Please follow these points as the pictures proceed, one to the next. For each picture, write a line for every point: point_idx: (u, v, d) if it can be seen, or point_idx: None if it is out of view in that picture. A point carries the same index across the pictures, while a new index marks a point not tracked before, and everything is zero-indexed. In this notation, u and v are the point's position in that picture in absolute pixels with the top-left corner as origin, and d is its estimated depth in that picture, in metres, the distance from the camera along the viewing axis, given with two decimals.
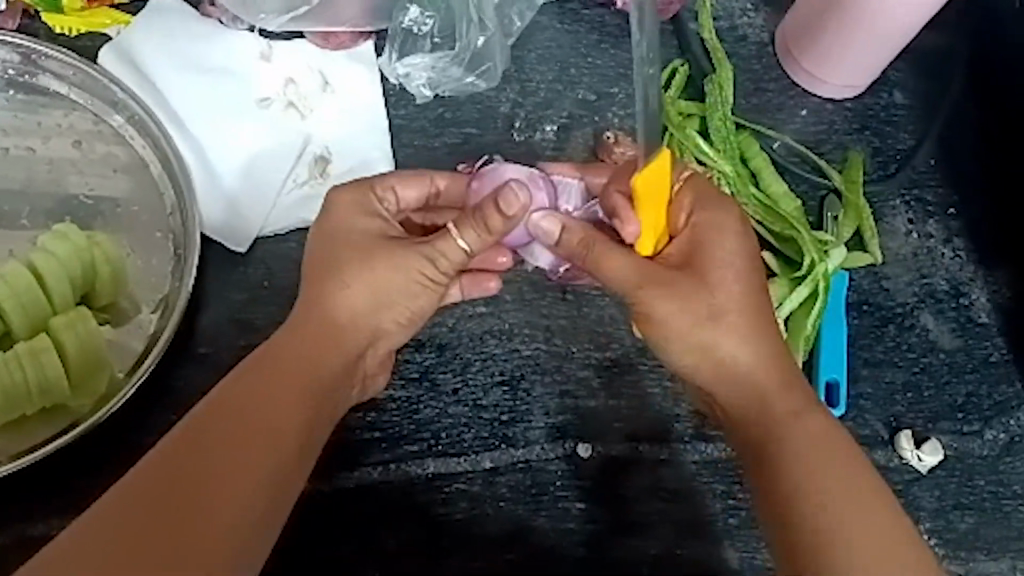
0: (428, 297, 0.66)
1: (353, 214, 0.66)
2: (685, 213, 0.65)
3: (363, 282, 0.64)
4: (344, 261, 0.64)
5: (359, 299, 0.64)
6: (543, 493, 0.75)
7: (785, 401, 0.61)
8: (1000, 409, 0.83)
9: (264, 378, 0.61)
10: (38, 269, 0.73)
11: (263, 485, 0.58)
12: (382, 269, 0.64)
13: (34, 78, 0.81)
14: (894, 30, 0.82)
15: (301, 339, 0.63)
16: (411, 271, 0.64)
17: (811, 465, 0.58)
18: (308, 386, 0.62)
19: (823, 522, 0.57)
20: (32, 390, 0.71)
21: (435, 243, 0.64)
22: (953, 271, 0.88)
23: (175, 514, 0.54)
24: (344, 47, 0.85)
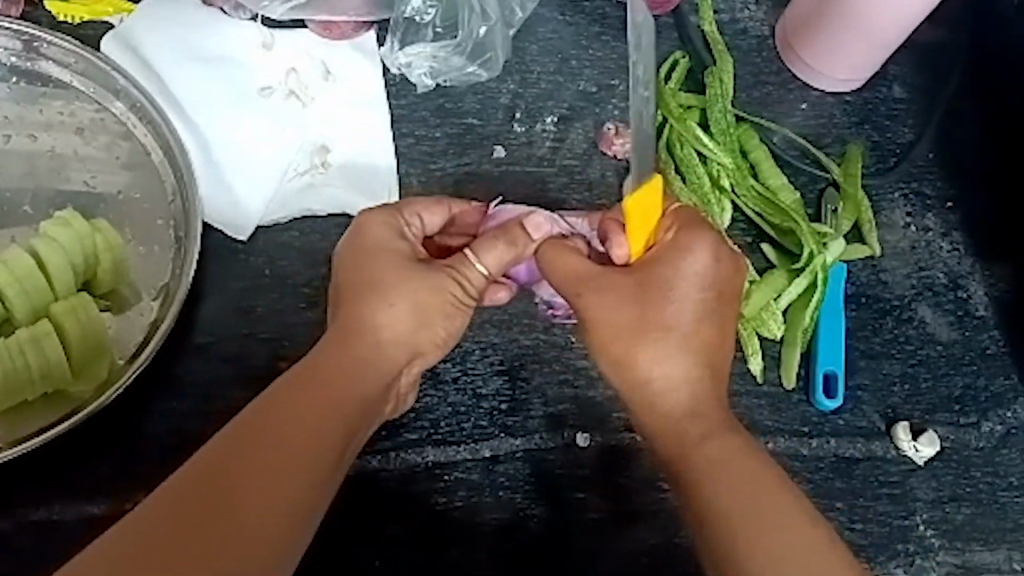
0: (460, 316, 0.66)
1: (387, 232, 0.65)
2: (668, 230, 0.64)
3: (404, 300, 0.63)
4: (382, 276, 0.64)
5: (400, 318, 0.63)
6: (541, 482, 0.76)
7: (705, 412, 0.61)
8: (997, 402, 0.84)
9: (303, 393, 0.60)
10: (41, 256, 0.73)
11: (287, 505, 0.56)
12: (419, 290, 0.63)
13: (35, 65, 0.81)
14: (894, 25, 0.83)
15: (341, 357, 0.62)
16: (443, 291, 0.64)
17: (727, 473, 0.58)
18: (343, 407, 0.61)
19: (740, 529, 0.56)
20: (34, 375, 0.71)
21: (460, 268, 0.65)
22: (951, 265, 0.88)
23: (205, 529, 0.53)
24: (347, 37, 0.85)
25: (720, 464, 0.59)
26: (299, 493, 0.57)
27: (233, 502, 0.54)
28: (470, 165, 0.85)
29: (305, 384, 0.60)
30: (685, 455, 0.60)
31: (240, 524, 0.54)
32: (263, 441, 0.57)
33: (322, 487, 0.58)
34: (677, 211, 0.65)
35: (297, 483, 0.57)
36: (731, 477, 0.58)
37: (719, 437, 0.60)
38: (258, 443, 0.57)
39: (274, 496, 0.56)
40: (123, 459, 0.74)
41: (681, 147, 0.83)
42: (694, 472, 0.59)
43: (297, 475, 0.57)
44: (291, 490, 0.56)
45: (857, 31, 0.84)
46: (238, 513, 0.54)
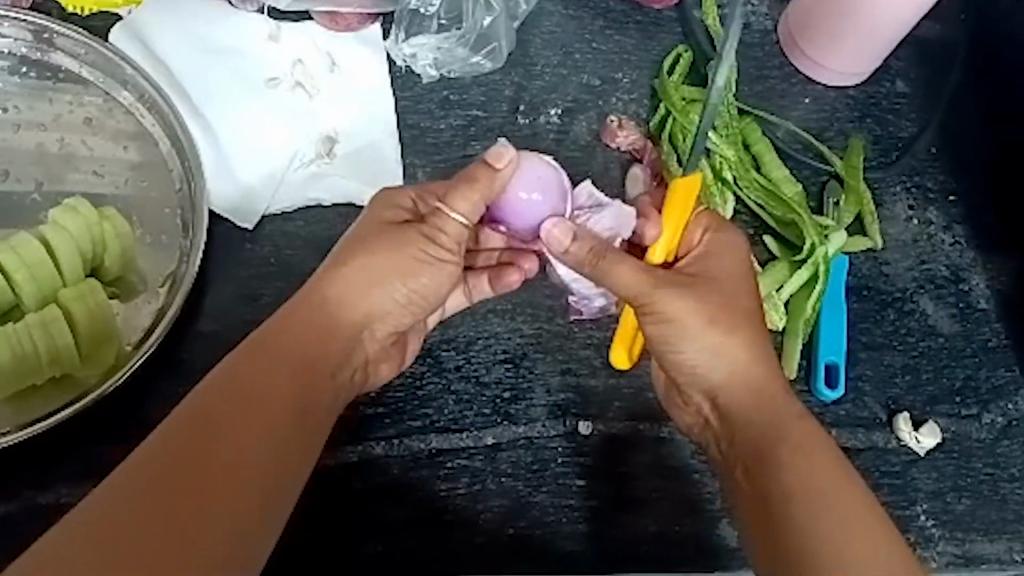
0: (432, 273, 0.68)
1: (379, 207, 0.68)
2: (700, 231, 0.69)
3: (375, 263, 0.66)
4: (357, 243, 0.67)
5: (371, 286, 0.67)
6: (544, 469, 0.76)
7: (770, 394, 0.64)
8: (998, 394, 0.84)
9: (271, 363, 0.62)
10: (49, 241, 0.74)
11: (261, 469, 0.59)
12: (387, 254, 0.66)
13: (45, 56, 0.82)
14: (894, 19, 0.84)
15: (310, 326, 0.65)
16: (413, 249, 0.67)
17: (803, 453, 0.61)
18: (309, 370, 0.63)
19: (805, 497, 0.59)
20: (43, 359, 0.72)
21: (432, 222, 0.68)
22: (954, 258, 0.88)
23: (187, 500, 0.55)
24: (353, 29, 0.86)
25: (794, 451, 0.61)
26: (271, 463, 0.59)
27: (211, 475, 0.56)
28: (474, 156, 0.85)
29: (268, 355, 0.62)
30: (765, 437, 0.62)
31: (217, 496, 0.56)
32: (234, 412, 0.59)
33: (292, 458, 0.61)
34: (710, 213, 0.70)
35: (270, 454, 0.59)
36: (803, 460, 0.60)
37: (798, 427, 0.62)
38: (227, 413, 0.59)
39: (249, 467, 0.58)
40: (129, 444, 0.74)
41: (684, 139, 0.83)
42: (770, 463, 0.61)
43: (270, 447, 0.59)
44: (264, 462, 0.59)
45: (856, 26, 0.85)
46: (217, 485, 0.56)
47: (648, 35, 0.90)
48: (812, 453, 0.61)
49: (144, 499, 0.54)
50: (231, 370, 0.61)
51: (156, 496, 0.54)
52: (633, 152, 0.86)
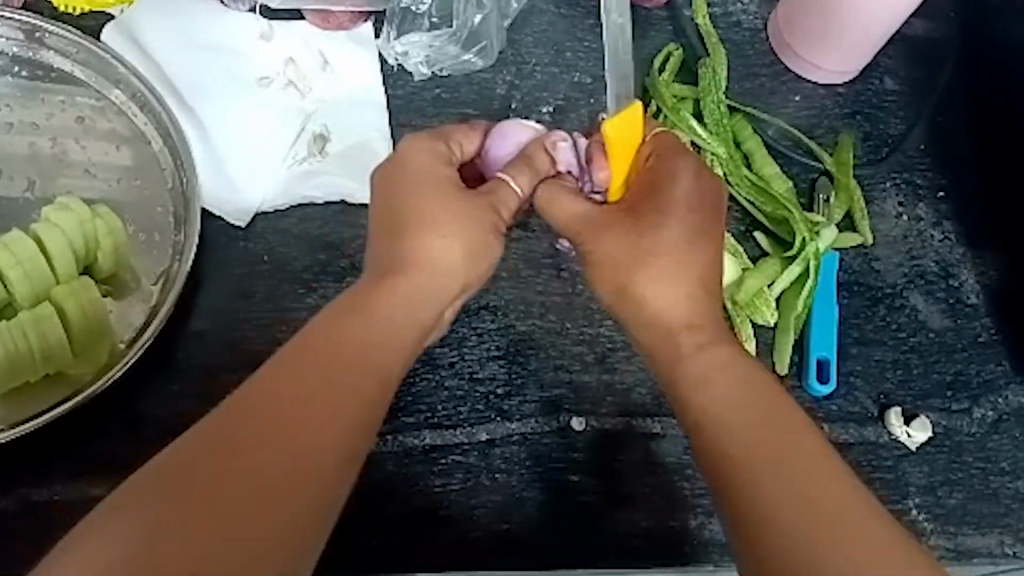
0: (496, 244, 0.65)
1: (429, 155, 0.65)
2: (648, 156, 0.66)
3: (452, 230, 0.63)
4: (428, 205, 0.63)
5: (449, 251, 0.63)
6: (537, 465, 0.76)
7: (710, 352, 0.59)
8: (988, 388, 0.85)
9: (338, 333, 0.57)
10: (41, 239, 0.74)
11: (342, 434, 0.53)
12: (458, 218, 0.63)
13: (37, 55, 0.82)
14: (881, 20, 0.85)
15: (381, 298, 0.60)
16: (485, 219, 0.64)
17: (754, 426, 0.55)
18: (389, 333, 0.59)
19: (758, 475, 0.52)
20: (36, 357, 0.72)
21: (500, 189, 0.66)
22: (943, 253, 0.89)
23: (242, 476, 0.49)
24: (345, 28, 0.86)
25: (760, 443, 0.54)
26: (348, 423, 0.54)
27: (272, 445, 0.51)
28: None
29: (344, 322, 0.58)
30: (713, 416, 0.56)
31: (277, 470, 0.50)
32: (298, 381, 0.54)
33: (367, 435, 0.55)
34: (656, 138, 0.67)
35: (342, 425, 0.53)
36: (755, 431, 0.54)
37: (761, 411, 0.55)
38: (296, 380, 0.54)
39: (319, 434, 0.52)
40: (122, 442, 0.74)
41: (675, 136, 0.84)
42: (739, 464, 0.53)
43: (340, 419, 0.53)
44: (334, 433, 0.53)
45: (844, 27, 0.86)
46: (279, 458, 0.50)
47: (639, 34, 0.91)
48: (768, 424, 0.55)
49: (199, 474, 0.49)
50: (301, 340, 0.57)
51: (209, 472, 0.49)
52: None
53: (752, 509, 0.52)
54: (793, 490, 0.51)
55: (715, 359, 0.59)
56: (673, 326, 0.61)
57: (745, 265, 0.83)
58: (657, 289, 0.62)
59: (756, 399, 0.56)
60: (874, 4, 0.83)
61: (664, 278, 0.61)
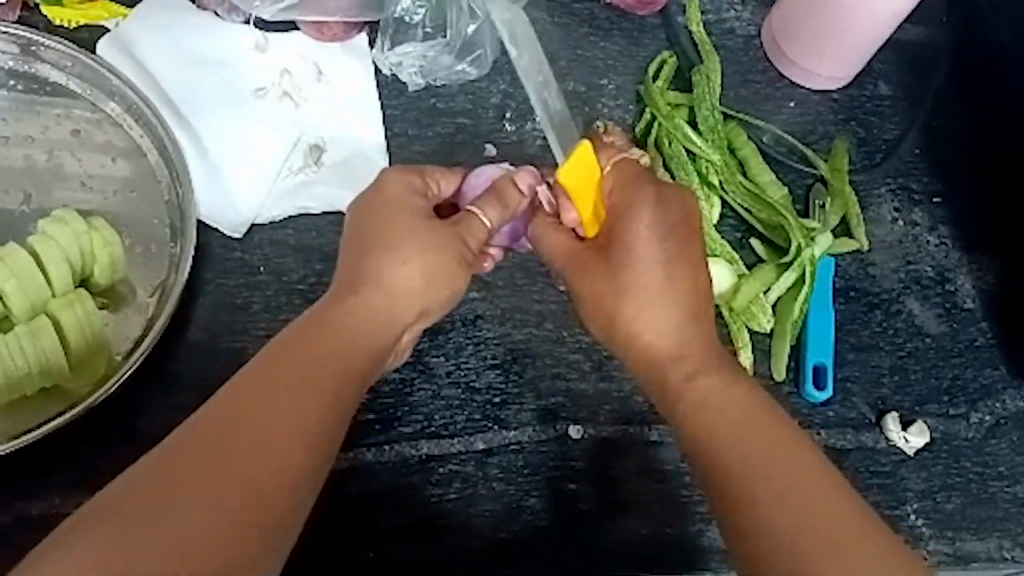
0: (462, 274, 0.66)
1: (404, 189, 0.67)
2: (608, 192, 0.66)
3: (416, 258, 0.64)
4: (396, 235, 0.64)
5: (411, 278, 0.64)
6: (535, 474, 0.76)
7: (707, 373, 0.62)
8: (986, 392, 0.85)
9: (299, 355, 0.59)
10: (38, 252, 0.73)
11: (307, 446, 0.55)
12: (427, 247, 0.64)
13: (33, 69, 0.83)
14: (866, 39, 0.86)
15: (342, 321, 0.62)
16: (453, 249, 0.65)
17: (751, 440, 0.57)
18: (354, 352, 0.61)
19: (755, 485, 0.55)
20: (32, 372, 0.72)
21: (467, 221, 0.66)
22: (939, 259, 0.89)
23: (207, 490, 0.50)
24: (339, 39, 0.87)
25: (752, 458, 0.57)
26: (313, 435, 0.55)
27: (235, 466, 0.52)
28: (462, 163, 0.86)
29: (312, 339, 0.60)
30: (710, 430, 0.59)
31: (241, 489, 0.51)
32: (260, 403, 0.55)
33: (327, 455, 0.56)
34: (614, 168, 0.67)
35: (300, 449, 0.55)
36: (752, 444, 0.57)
37: (752, 424, 0.58)
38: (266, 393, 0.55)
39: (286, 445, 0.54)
40: (120, 454, 0.74)
41: (669, 144, 0.84)
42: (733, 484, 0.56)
43: (300, 442, 0.55)
44: (290, 458, 0.54)
45: (833, 41, 0.87)
46: (242, 479, 0.52)
47: (633, 42, 0.91)
48: (765, 439, 0.57)
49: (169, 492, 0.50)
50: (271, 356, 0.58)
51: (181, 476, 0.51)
52: None
53: (753, 516, 0.55)
54: (787, 498, 0.54)
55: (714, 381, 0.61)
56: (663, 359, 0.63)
57: (741, 271, 0.83)
58: (648, 324, 0.63)
59: (748, 416, 0.59)
60: (859, 26, 0.85)
61: (653, 313, 0.63)
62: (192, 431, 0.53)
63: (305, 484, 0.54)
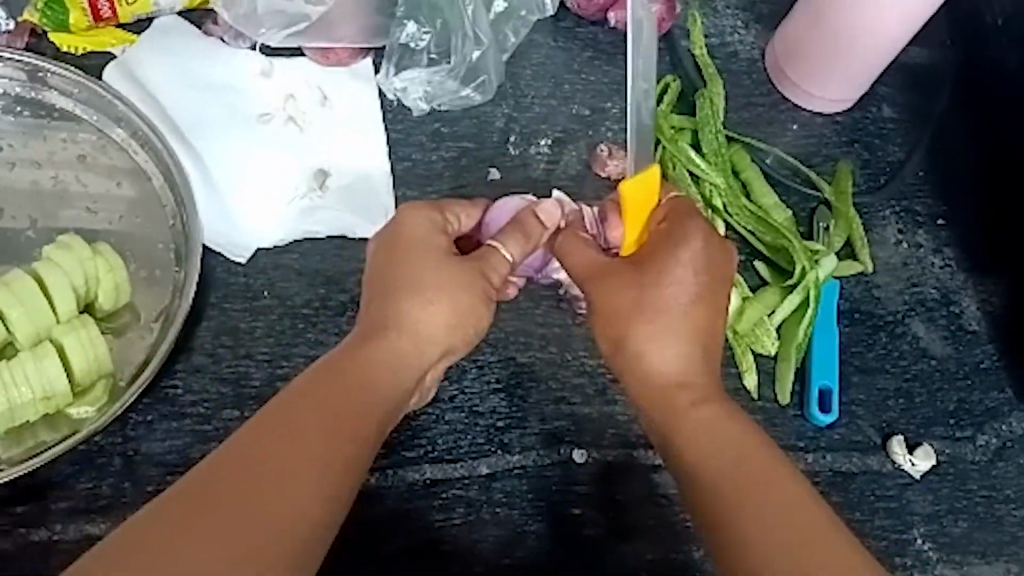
0: (485, 309, 0.66)
1: (425, 227, 0.67)
2: (659, 220, 0.67)
3: (440, 299, 0.64)
4: (418, 273, 0.65)
5: (433, 318, 0.65)
6: (539, 498, 0.76)
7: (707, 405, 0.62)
8: (992, 415, 0.84)
9: (322, 399, 0.60)
10: (42, 278, 0.74)
11: (323, 490, 0.56)
12: (450, 289, 0.64)
13: (40, 95, 0.83)
14: (872, 63, 0.87)
15: (366, 363, 0.63)
16: (476, 286, 0.65)
17: (739, 474, 0.58)
18: (375, 394, 0.62)
19: (741, 520, 0.56)
20: (35, 397, 0.72)
21: (489, 257, 0.66)
22: (944, 280, 0.89)
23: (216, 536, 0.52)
24: (344, 64, 0.87)
25: (729, 478, 0.58)
26: (330, 480, 0.57)
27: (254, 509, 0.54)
28: (466, 188, 0.86)
29: (333, 380, 0.61)
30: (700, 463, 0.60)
31: (252, 535, 0.53)
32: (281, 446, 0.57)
33: (343, 496, 0.58)
34: (671, 202, 0.68)
35: (317, 491, 0.56)
36: (741, 478, 0.58)
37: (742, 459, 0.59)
38: (284, 437, 0.57)
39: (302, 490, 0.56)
40: (124, 478, 0.75)
41: (673, 166, 0.84)
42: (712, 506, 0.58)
43: (317, 484, 0.56)
44: (308, 502, 0.56)
45: (838, 65, 0.87)
46: (257, 523, 0.53)
47: None
48: (756, 475, 0.58)
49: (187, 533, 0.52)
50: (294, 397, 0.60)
51: (192, 521, 0.53)
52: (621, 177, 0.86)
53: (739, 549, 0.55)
54: (773, 533, 0.55)
55: (711, 412, 0.62)
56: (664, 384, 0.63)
57: (745, 294, 0.83)
58: (653, 348, 0.63)
59: (739, 450, 0.59)
60: (867, 49, 0.85)
61: (660, 338, 0.63)
62: (213, 472, 0.55)
63: (323, 526, 0.56)
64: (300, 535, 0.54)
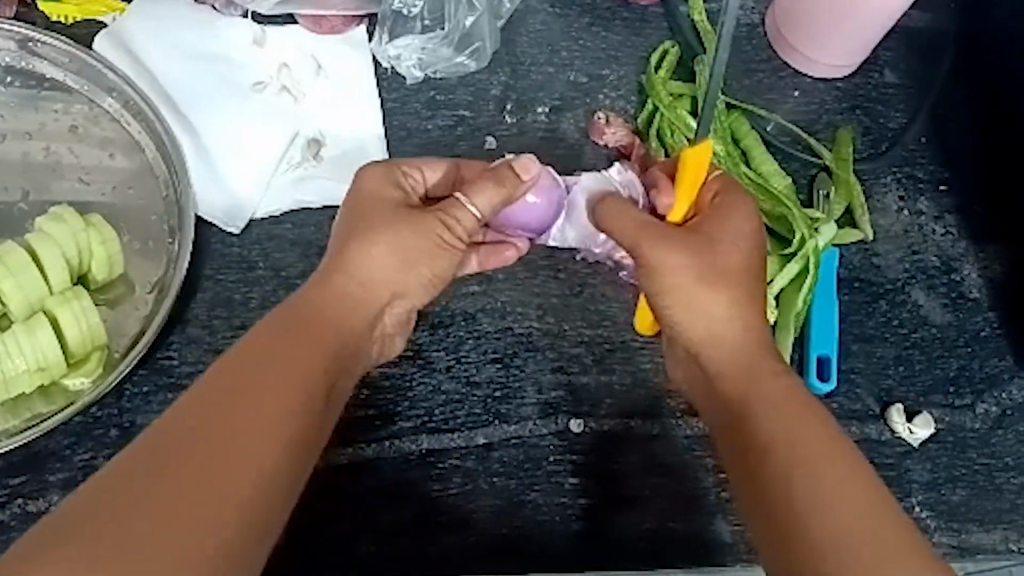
0: (447, 258, 0.68)
1: (379, 186, 0.68)
2: (712, 191, 0.69)
3: (391, 243, 0.65)
4: (370, 224, 0.66)
5: (387, 264, 0.65)
6: (536, 468, 0.76)
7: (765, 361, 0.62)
8: (992, 383, 0.84)
9: (286, 339, 0.60)
10: (34, 249, 0.74)
11: (287, 440, 0.56)
12: (403, 235, 0.66)
13: (29, 65, 0.83)
14: (868, 29, 0.86)
15: (320, 311, 0.63)
16: (429, 234, 0.66)
17: (791, 426, 0.58)
18: (335, 340, 0.62)
19: (790, 471, 0.56)
20: (30, 369, 0.72)
21: (449, 211, 0.67)
22: (945, 248, 0.88)
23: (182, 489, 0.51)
24: (338, 32, 0.86)
25: (788, 444, 0.57)
26: (294, 427, 0.57)
27: (234, 444, 0.53)
28: (461, 156, 0.85)
29: (295, 323, 0.61)
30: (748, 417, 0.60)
31: (221, 486, 0.52)
32: (243, 390, 0.56)
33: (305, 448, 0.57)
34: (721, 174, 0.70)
35: (281, 439, 0.55)
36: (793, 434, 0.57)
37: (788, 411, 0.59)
38: (248, 381, 0.56)
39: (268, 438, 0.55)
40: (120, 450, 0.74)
41: (671, 134, 0.83)
42: (765, 469, 0.57)
43: (281, 431, 0.56)
44: (275, 444, 0.55)
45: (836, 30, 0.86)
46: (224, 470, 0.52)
47: (634, 32, 0.90)
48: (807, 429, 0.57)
49: (165, 478, 0.51)
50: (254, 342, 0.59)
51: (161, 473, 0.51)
52: (620, 148, 0.85)
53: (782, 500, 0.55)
54: (818, 489, 0.54)
55: (768, 369, 0.62)
56: (741, 351, 0.63)
57: None
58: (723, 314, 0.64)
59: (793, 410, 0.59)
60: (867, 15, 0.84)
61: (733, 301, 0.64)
62: (187, 408, 0.54)
63: (290, 471, 0.55)
64: (263, 483, 0.54)
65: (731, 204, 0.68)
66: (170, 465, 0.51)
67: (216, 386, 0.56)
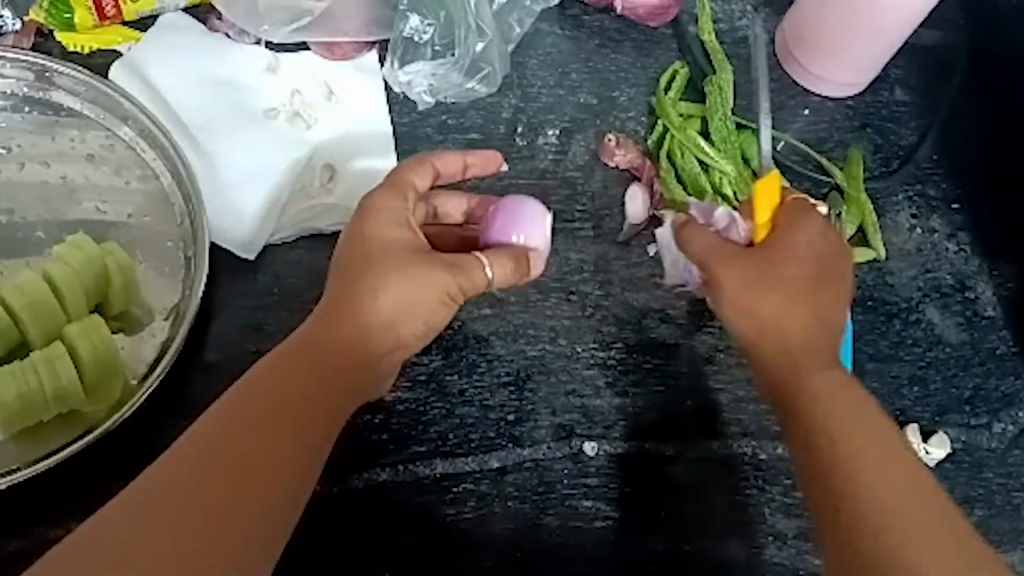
0: (446, 310, 0.67)
1: (393, 218, 0.65)
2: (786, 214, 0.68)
3: (399, 286, 0.64)
4: (383, 262, 0.64)
5: (391, 304, 0.64)
6: (550, 491, 0.76)
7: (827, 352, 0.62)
8: (1009, 402, 0.83)
9: (297, 370, 0.61)
10: (54, 279, 0.74)
11: (291, 473, 0.58)
12: (415, 282, 0.64)
13: (46, 95, 0.84)
14: (879, 46, 0.86)
15: (333, 340, 0.62)
16: (438, 288, 0.65)
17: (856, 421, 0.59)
18: (343, 370, 0.62)
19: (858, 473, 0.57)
20: (49, 398, 0.72)
21: (468, 271, 0.66)
22: (959, 266, 0.88)
23: (188, 526, 0.53)
24: (349, 58, 0.88)
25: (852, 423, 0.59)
26: (297, 459, 0.58)
27: (238, 479, 0.55)
28: None
29: (307, 354, 0.61)
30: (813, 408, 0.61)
31: (221, 523, 0.54)
32: (250, 417, 0.57)
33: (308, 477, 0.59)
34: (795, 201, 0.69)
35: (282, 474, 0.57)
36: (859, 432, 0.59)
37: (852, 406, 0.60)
38: (256, 414, 0.58)
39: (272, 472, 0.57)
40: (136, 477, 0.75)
41: (681, 157, 0.84)
42: (831, 466, 0.58)
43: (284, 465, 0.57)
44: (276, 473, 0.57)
45: (846, 49, 0.86)
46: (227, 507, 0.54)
47: (644, 53, 0.91)
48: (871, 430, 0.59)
49: (164, 513, 0.53)
50: (267, 371, 0.60)
51: (165, 508, 0.53)
52: (632, 169, 0.86)
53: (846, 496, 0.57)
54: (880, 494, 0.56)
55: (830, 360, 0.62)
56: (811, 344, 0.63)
57: None
58: (790, 320, 0.63)
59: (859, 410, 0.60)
60: (883, 33, 0.84)
61: (795, 306, 0.63)
62: (195, 440, 0.56)
63: (283, 507, 0.57)
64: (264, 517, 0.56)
65: (799, 224, 0.66)
66: (182, 494, 0.54)
67: (225, 420, 0.57)
